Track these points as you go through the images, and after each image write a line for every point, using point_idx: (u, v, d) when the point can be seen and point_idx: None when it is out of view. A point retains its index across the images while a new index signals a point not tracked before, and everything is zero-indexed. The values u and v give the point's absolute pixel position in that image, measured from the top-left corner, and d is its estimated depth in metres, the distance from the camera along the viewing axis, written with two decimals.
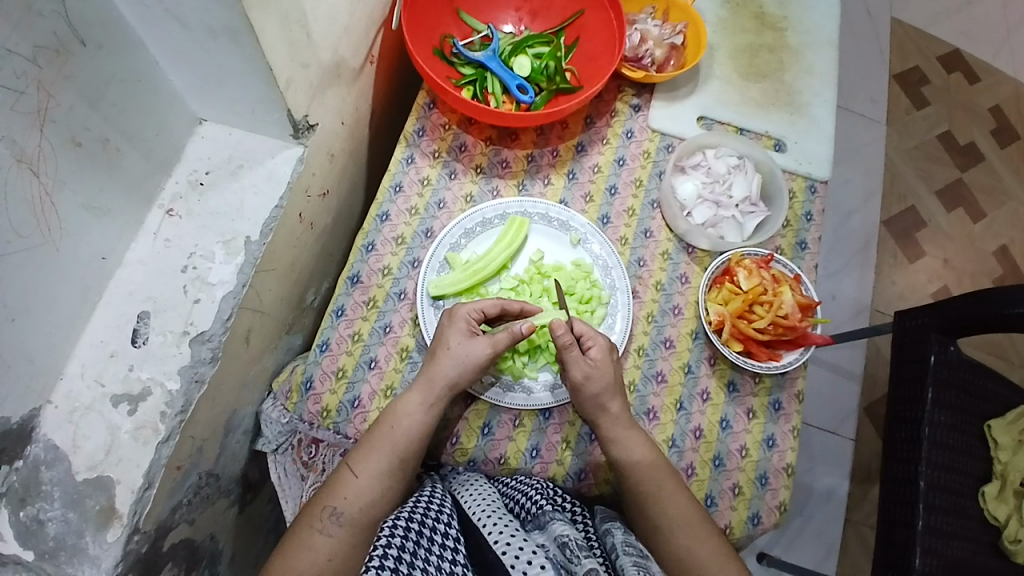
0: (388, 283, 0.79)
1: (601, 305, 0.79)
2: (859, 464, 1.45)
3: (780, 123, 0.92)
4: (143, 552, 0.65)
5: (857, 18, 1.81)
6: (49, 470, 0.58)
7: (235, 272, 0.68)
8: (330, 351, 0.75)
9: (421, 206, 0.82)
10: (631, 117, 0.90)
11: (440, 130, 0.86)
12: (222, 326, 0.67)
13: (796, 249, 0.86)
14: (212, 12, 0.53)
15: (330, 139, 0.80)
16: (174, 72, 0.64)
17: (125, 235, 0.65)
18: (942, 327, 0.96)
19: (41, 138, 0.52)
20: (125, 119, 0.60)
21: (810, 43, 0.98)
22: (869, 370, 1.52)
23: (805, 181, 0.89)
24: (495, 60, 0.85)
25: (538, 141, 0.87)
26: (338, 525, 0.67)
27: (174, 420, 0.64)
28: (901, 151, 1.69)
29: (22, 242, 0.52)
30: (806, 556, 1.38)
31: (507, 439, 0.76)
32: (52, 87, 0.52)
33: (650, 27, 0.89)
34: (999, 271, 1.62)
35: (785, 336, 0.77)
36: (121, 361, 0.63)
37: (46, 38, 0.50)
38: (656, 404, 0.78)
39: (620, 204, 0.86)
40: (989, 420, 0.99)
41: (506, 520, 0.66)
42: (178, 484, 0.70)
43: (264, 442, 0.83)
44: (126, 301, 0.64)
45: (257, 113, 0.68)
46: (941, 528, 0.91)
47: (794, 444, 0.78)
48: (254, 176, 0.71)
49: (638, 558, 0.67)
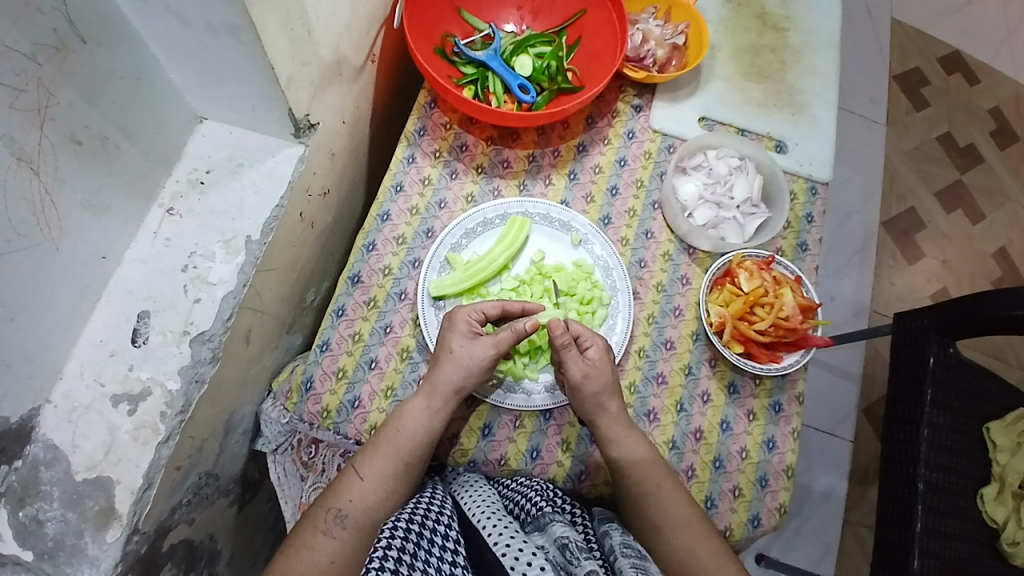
0: (389, 282, 0.78)
1: (602, 306, 0.79)
2: (858, 465, 1.45)
3: (782, 124, 0.92)
4: (142, 552, 0.65)
5: (858, 19, 1.81)
6: (49, 470, 0.58)
7: (236, 271, 0.68)
8: (331, 351, 0.75)
9: (422, 205, 0.82)
10: (633, 117, 0.90)
11: (441, 129, 0.86)
12: (223, 325, 0.67)
13: (797, 250, 0.86)
14: (213, 10, 0.52)
15: (330, 138, 0.80)
16: (175, 70, 0.63)
17: (125, 234, 0.64)
18: (942, 329, 0.97)
19: (41, 136, 0.51)
20: (126, 117, 0.60)
21: (812, 43, 0.98)
22: (868, 371, 1.52)
23: (806, 181, 0.89)
24: (496, 59, 0.84)
25: (539, 140, 0.87)
26: (342, 527, 0.67)
27: (174, 420, 0.64)
28: (901, 152, 1.69)
29: (21, 240, 0.51)
30: (804, 556, 1.38)
31: (508, 440, 0.75)
32: (52, 85, 0.51)
33: (652, 26, 0.89)
34: (998, 272, 1.62)
35: (786, 337, 0.77)
36: (121, 360, 0.63)
37: (46, 35, 0.49)
38: (656, 405, 0.78)
39: (621, 205, 0.85)
40: (987, 421, 0.99)
41: (506, 522, 0.66)
42: (178, 483, 0.70)
43: (264, 442, 0.83)
44: (126, 300, 0.64)
45: (257, 111, 0.67)
46: (939, 529, 0.91)
47: (795, 445, 0.78)
48: (254, 175, 0.70)
49: (637, 560, 0.67)
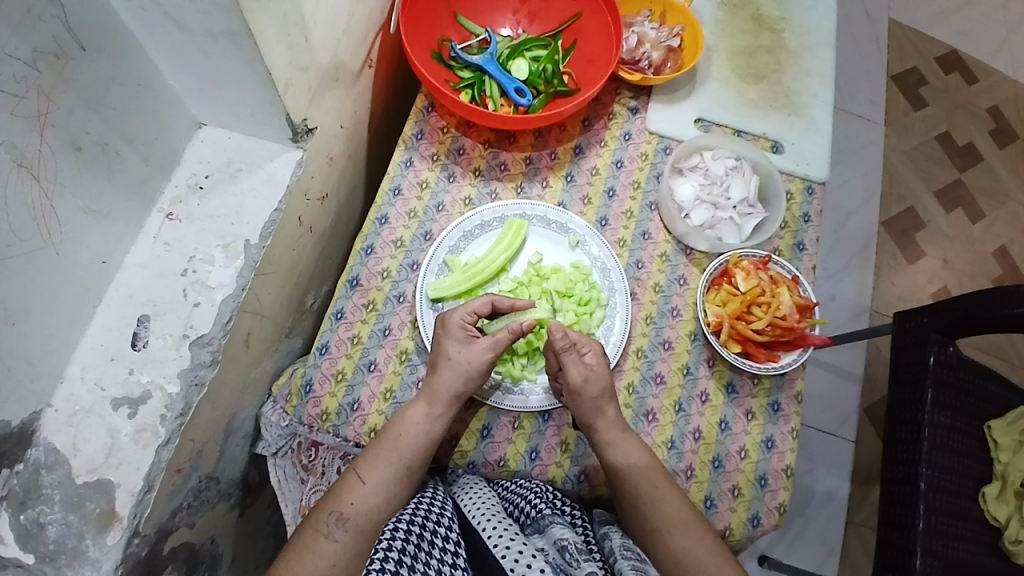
0: (388, 285, 0.79)
1: (600, 306, 0.79)
2: (860, 465, 1.45)
3: (778, 124, 0.92)
4: (143, 555, 0.66)
5: (856, 19, 1.81)
6: (50, 473, 0.59)
7: (235, 274, 0.68)
8: (330, 354, 0.75)
9: (420, 208, 0.83)
10: (629, 119, 0.90)
11: (439, 133, 0.86)
12: (222, 328, 0.67)
13: (794, 250, 0.86)
14: (211, 17, 0.53)
15: (329, 142, 0.80)
16: (174, 76, 0.64)
17: (125, 239, 0.65)
18: (941, 328, 0.96)
19: (41, 142, 0.52)
20: (124, 122, 0.60)
21: (808, 44, 0.98)
22: (870, 371, 1.52)
23: (803, 181, 0.90)
24: (493, 63, 0.85)
25: (536, 143, 0.88)
26: (344, 530, 0.67)
27: (174, 423, 0.64)
28: (900, 152, 1.69)
29: (21, 245, 0.52)
30: (807, 557, 1.38)
31: (507, 441, 0.76)
32: (52, 91, 0.52)
33: (647, 29, 0.90)
34: (999, 271, 1.62)
35: (783, 337, 0.78)
36: (121, 364, 0.63)
37: (46, 42, 0.50)
38: (655, 405, 0.78)
39: (619, 206, 0.86)
40: (989, 420, 0.99)
41: (505, 524, 0.66)
42: (178, 486, 0.70)
43: (265, 445, 0.84)
44: (126, 304, 0.65)
45: (256, 117, 0.68)
46: (941, 529, 0.91)
47: (794, 445, 0.78)
48: (253, 180, 0.71)
49: (636, 562, 0.67)
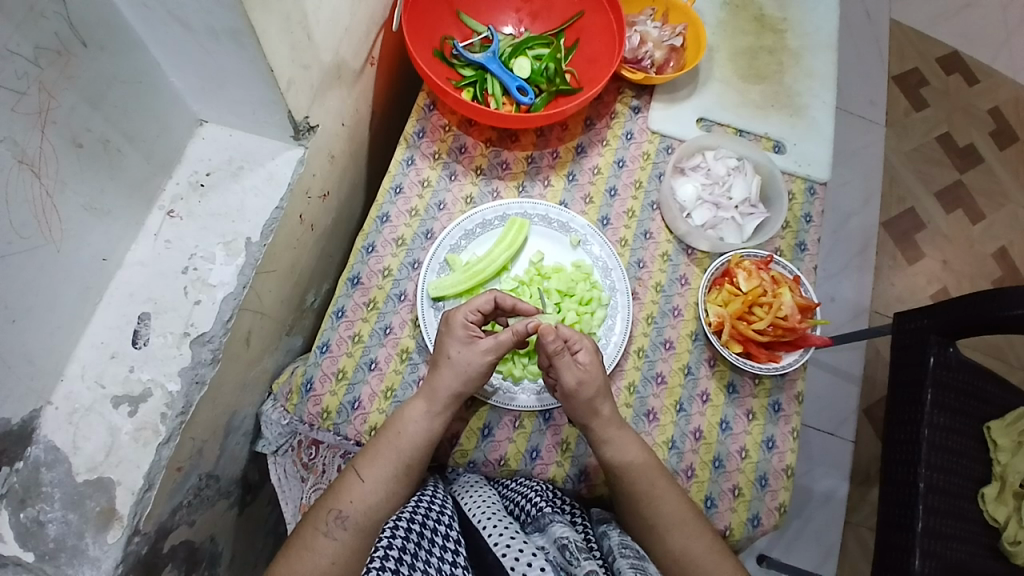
0: (388, 284, 0.79)
1: (601, 306, 0.79)
2: (858, 466, 1.45)
3: (780, 125, 0.92)
4: (143, 553, 0.65)
5: (857, 20, 1.81)
6: (49, 471, 0.58)
7: (236, 273, 0.68)
8: (330, 352, 0.75)
9: (421, 207, 0.82)
10: (631, 119, 0.90)
11: (441, 131, 0.86)
12: (222, 327, 0.67)
13: (796, 250, 0.86)
14: (213, 14, 0.53)
15: (330, 141, 0.80)
16: (176, 74, 0.64)
17: (126, 237, 0.65)
18: (941, 329, 0.96)
19: (42, 139, 0.52)
20: (125, 120, 0.60)
21: (810, 45, 0.98)
22: (869, 372, 1.52)
23: (804, 182, 0.90)
24: (495, 61, 0.85)
25: (538, 142, 0.87)
26: (342, 528, 0.66)
27: (174, 421, 0.64)
28: (901, 153, 1.69)
29: (23, 242, 0.52)
30: (805, 557, 1.38)
31: (507, 440, 0.76)
32: (55, 89, 0.52)
33: (650, 28, 0.89)
34: (998, 273, 1.62)
35: (784, 337, 0.77)
36: (122, 362, 0.63)
37: (48, 39, 0.50)
38: (656, 405, 0.78)
39: (621, 206, 0.86)
40: (988, 421, 0.99)
41: (505, 522, 0.66)
42: (178, 484, 0.70)
43: (264, 443, 0.84)
44: (127, 302, 0.64)
45: (258, 115, 0.68)
46: (940, 530, 0.91)
47: (794, 446, 0.78)
48: (254, 178, 0.71)
49: (636, 560, 0.67)
